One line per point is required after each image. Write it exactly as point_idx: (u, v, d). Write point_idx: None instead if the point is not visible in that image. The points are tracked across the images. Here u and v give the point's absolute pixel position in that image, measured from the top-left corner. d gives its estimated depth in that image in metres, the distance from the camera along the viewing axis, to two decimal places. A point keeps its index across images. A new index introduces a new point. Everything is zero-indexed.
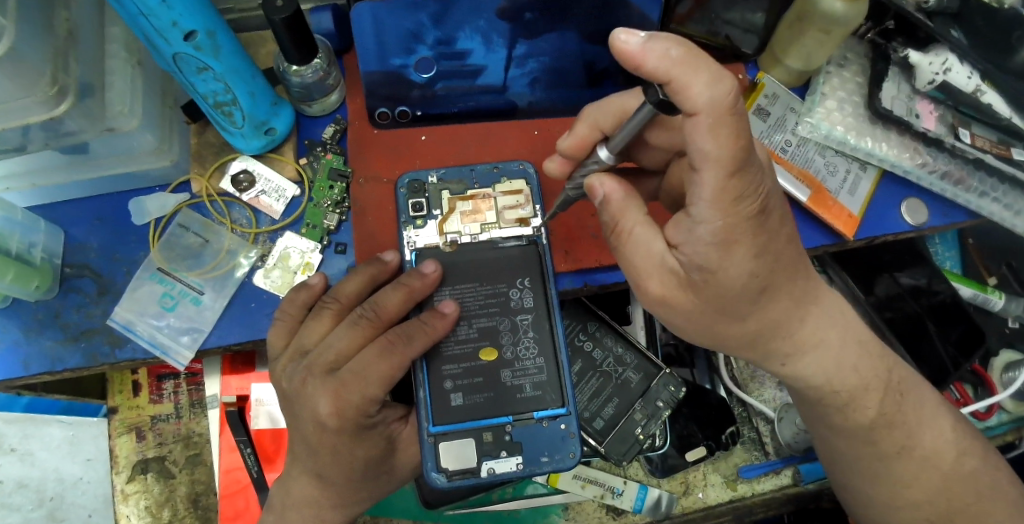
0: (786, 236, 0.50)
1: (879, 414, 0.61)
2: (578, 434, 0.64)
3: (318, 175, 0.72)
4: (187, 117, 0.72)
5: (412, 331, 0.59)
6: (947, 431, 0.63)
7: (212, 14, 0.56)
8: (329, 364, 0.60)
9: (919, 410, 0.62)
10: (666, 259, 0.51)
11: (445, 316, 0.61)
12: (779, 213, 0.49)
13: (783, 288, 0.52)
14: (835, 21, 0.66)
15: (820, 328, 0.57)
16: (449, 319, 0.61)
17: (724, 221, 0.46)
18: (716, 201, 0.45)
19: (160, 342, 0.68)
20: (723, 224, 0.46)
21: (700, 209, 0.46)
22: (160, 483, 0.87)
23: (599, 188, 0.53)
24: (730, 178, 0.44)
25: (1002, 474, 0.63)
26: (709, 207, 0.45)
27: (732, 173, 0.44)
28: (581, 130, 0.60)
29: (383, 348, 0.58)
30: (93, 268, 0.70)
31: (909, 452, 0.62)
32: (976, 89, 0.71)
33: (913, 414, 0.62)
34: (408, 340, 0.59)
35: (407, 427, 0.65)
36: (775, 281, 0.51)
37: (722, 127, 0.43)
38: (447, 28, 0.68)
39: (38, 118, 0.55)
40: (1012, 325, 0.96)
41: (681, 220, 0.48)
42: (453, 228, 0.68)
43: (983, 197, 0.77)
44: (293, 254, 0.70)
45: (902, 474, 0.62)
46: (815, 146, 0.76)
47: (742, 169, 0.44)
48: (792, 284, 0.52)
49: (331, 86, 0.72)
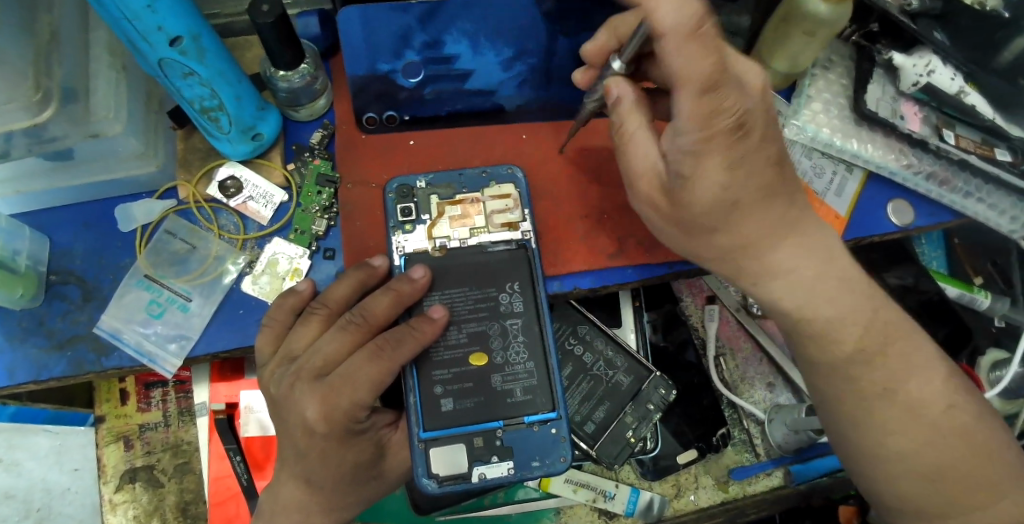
0: (762, 160, 0.53)
1: (855, 350, 0.57)
2: (568, 438, 0.64)
3: (306, 181, 0.72)
4: (174, 123, 0.71)
5: (402, 337, 0.59)
6: (935, 382, 0.57)
7: (197, 18, 0.55)
8: (317, 370, 0.59)
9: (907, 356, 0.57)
10: (656, 164, 0.56)
11: (434, 321, 0.61)
12: (760, 131, 0.52)
13: (760, 206, 0.55)
14: (820, 23, 0.67)
15: (798, 257, 0.58)
16: (438, 324, 0.61)
17: (700, 133, 0.50)
18: (692, 116, 0.49)
19: (147, 349, 0.67)
20: (701, 135, 0.50)
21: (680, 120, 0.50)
22: (149, 492, 0.87)
23: (615, 88, 0.57)
24: (701, 96, 0.48)
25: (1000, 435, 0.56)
26: (687, 120, 0.50)
27: (703, 92, 0.48)
28: (600, 37, 0.63)
29: (372, 353, 0.58)
30: (78, 275, 0.69)
31: (892, 396, 0.56)
32: (959, 91, 0.72)
33: (895, 358, 0.57)
34: (397, 344, 0.59)
35: (398, 433, 0.65)
36: (748, 198, 0.54)
37: (690, 49, 0.47)
38: (433, 30, 0.68)
39: (20, 125, 0.54)
40: (999, 324, 0.97)
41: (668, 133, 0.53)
42: (442, 232, 0.68)
43: (969, 197, 0.77)
44: (282, 260, 0.70)
45: (897, 449, 0.56)
46: (802, 149, 0.77)
47: (714, 87, 0.48)
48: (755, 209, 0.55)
49: (319, 90, 0.72)
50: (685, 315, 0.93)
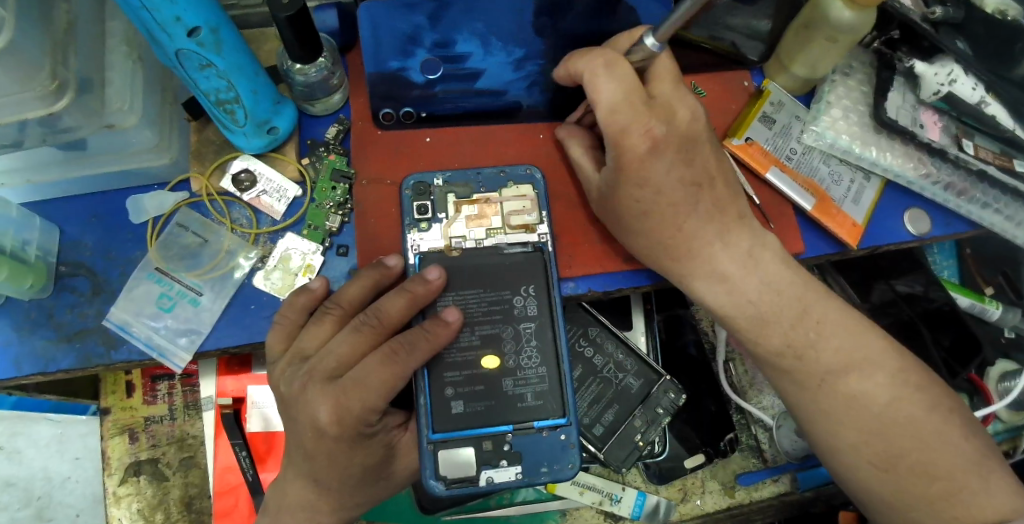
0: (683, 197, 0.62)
1: (783, 345, 0.62)
2: (577, 444, 0.64)
3: (320, 175, 0.71)
4: (187, 114, 0.70)
5: (416, 340, 0.58)
6: (879, 378, 0.60)
7: (216, 9, 0.55)
8: (329, 371, 0.59)
9: (843, 351, 0.61)
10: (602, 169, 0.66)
11: (448, 324, 0.60)
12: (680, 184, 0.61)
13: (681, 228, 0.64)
14: (842, 29, 0.66)
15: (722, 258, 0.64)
16: (452, 327, 0.60)
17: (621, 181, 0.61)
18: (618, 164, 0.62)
19: (156, 343, 0.66)
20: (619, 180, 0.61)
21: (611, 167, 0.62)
22: (153, 486, 0.86)
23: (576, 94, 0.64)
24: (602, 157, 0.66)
25: (964, 430, 0.58)
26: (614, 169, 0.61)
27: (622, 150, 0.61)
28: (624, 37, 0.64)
29: (384, 358, 0.57)
30: (88, 267, 0.68)
31: (837, 390, 0.60)
32: (980, 100, 0.72)
33: (829, 353, 0.61)
34: (410, 348, 0.58)
35: (407, 434, 0.64)
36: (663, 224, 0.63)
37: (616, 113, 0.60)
38: (443, 29, 0.71)
39: (34, 114, 0.53)
40: (1008, 335, 0.98)
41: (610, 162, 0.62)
42: (458, 232, 0.68)
43: (986, 208, 0.77)
44: (294, 255, 0.69)
45: (848, 442, 0.59)
46: (820, 155, 0.76)
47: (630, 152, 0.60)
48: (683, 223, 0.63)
49: (335, 85, 0.71)
50: (694, 319, 0.91)
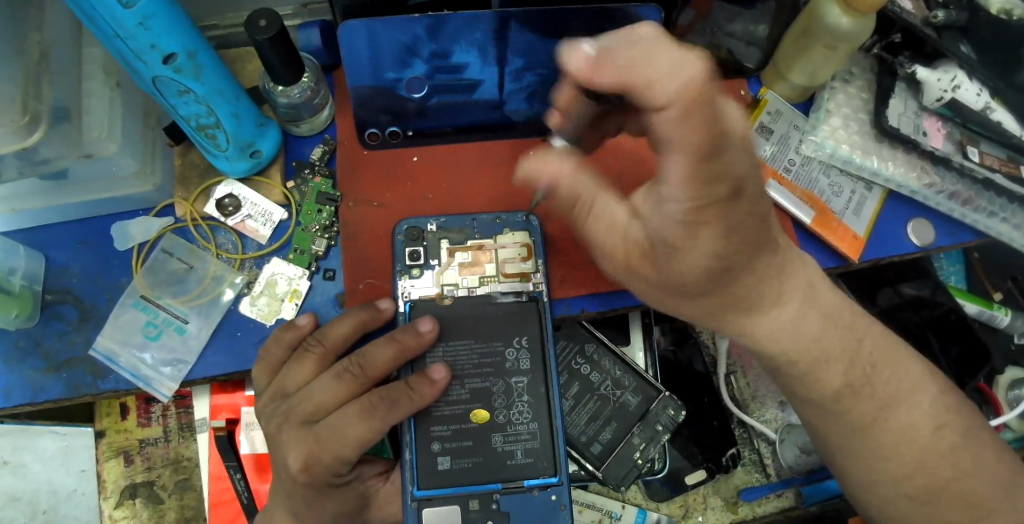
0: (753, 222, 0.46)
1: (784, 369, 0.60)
2: (568, 506, 0.63)
3: (306, 199, 0.70)
4: (170, 139, 0.69)
5: (397, 397, 0.58)
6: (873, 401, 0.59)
7: (193, 35, 0.53)
8: (306, 415, 0.59)
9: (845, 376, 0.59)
10: (629, 229, 0.52)
11: (434, 382, 0.59)
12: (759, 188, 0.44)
13: (747, 266, 0.50)
14: (840, 37, 0.64)
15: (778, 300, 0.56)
16: (438, 386, 0.59)
17: (694, 202, 0.42)
18: (687, 183, 0.41)
19: (143, 373, 0.66)
20: (692, 204, 0.43)
21: (671, 190, 0.42)
22: (149, 508, 0.85)
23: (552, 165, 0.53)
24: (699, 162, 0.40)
25: None
26: (677, 187, 0.42)
27: (702, 158, 0.40)
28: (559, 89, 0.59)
29: (364, 410, 0.57)
30: (76, 294, 0.68)
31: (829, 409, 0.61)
32: (986, 106, 0.69)
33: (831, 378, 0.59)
34: (391, 406, 0.57)
35: (387, 485, 0.65)
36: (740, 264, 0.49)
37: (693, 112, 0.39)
38: (442, 41, 0.67)
39: (9, 149, 0.52)
40: (1018, 341, 0.95)
41: (652, 195, 0.47)
42: (450, 279, 0.67)
43: (992, 217, 0.74)
44: (281, 280, 0.68)
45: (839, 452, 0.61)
46: (820, 165, 0.74)
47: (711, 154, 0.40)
48: (745, 271, 0.50)
49: (320, 104, 0.69)
50: (695, 333, 0.90)
